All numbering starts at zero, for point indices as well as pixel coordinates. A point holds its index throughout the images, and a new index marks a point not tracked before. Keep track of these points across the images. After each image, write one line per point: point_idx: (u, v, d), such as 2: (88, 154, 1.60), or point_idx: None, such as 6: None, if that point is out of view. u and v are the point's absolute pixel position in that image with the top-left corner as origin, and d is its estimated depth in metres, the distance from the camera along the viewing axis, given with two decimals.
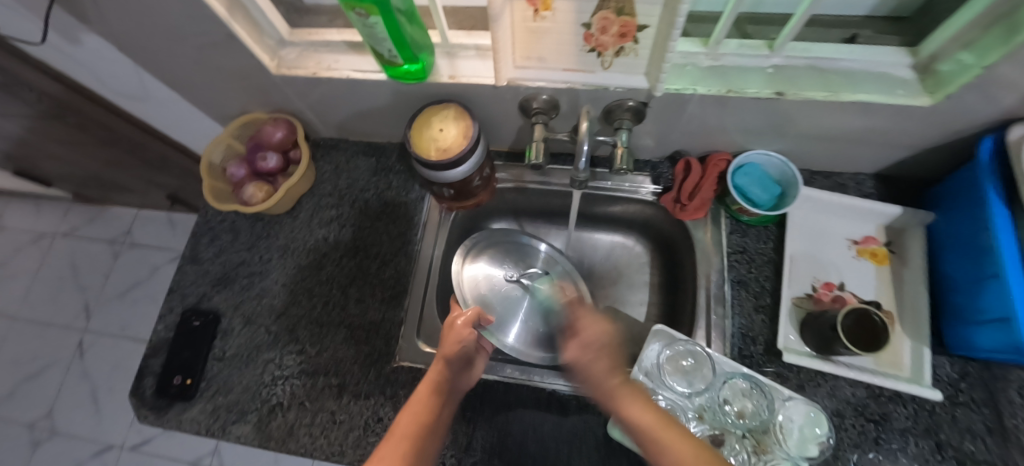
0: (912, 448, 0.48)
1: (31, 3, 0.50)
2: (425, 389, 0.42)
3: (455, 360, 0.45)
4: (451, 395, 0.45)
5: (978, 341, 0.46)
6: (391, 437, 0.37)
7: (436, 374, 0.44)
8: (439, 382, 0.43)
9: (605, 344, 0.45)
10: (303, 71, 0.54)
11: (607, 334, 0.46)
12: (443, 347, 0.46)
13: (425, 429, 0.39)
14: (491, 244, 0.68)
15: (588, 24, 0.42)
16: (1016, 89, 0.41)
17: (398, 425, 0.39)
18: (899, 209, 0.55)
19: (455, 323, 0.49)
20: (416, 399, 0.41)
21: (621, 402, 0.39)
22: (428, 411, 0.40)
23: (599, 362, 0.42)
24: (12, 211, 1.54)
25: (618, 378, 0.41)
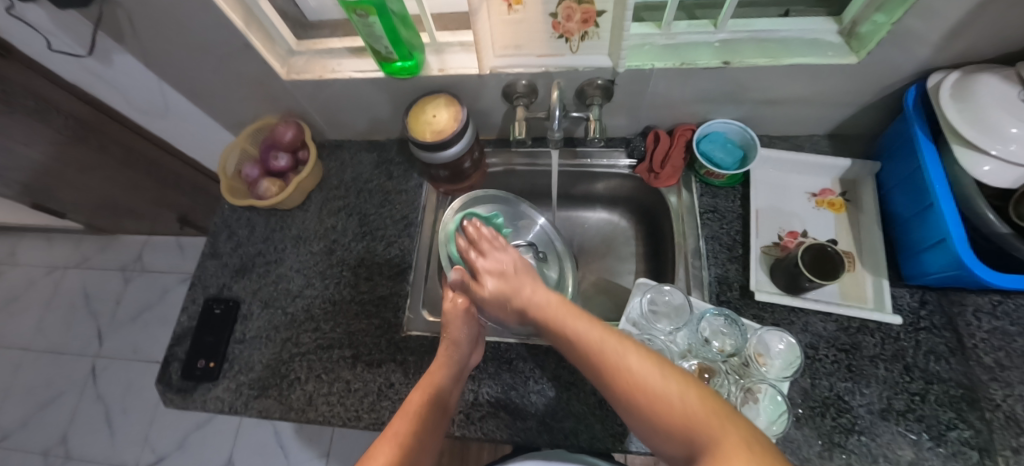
0: (882, 372, 0.51)
1: (75, 28, 0.58)
2: (436, 369, 0.47)
3: (465, 341, 0.50)
4: (461, 374, 0.50)
5: (926, 266, 0.51)
6: (403, 413, 0.41)
7: (447, 356, 0.48)
8: (449, 364, 0.48)
9: (514, 269, 0.54)
10: (311, 75, 0.61)
11: (511, 259, 0.55)
12: (453, 331, 0.50)
13: (433, 406, 0.43)
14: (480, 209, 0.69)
15: (555, 13, 0.50)
16: (923, 41, 0.48)
17: (409, 402, 0.43)
18: (848, 161, 0.63)
19: (455, 306, 0.53)
20: (427, 380, 0.45)
21: (545, 311, 0.45)
22: (438, 387, 0.45)
23: (510, 283, 0.52)
24: (25, 246, 1.60)
25: (532, 290, 0.49)
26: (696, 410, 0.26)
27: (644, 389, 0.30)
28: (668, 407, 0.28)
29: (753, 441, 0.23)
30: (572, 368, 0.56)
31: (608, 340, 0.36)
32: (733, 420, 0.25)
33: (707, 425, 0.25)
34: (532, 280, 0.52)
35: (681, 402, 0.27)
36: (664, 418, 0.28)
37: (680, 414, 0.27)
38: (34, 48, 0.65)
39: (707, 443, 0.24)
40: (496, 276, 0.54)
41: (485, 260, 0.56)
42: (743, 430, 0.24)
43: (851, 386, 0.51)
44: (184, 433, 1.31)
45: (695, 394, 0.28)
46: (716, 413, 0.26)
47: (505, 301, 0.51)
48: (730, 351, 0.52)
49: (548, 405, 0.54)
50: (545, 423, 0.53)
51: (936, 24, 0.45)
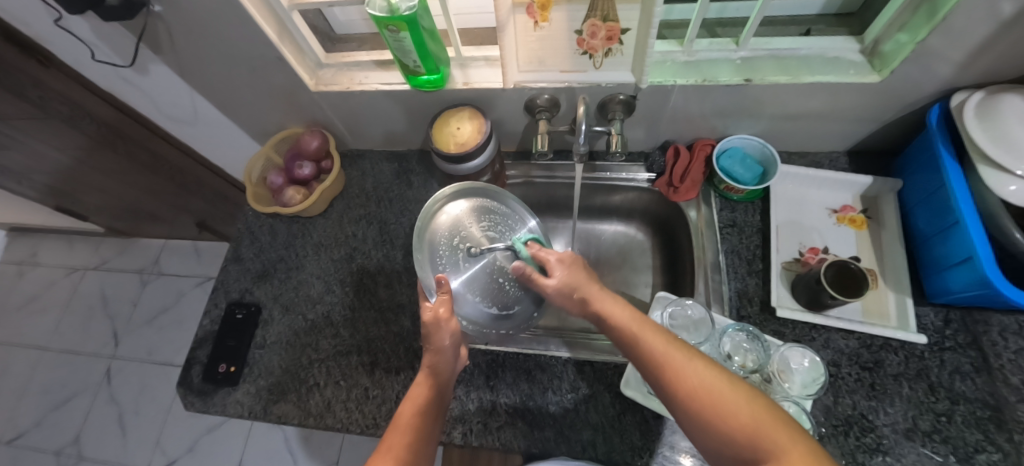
0: (907, 391, 0.50)
1: (117, 39, 0.61)
2: (423, 380, 0.46)
3: (450, 347, 0.46)
4: (448, 381, 0.48)
5: (952, 285, 0.51)
6: (396, 426, 0.41)
7: (430, 365, 0.47)
8: (437, 375, 0.46)
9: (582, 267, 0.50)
10: (338, 86, 0.63)
11: (575, 261, 0.50)
12: (436, 339, 0.45)
13: (424, 419, 0.42)
14: (463, 204, 0.54)
15: (580, 30, 0.51)
16: (946, 60, 0.48)
17: (400, 415, 0.42)
18: (869, 178, 0.63)
19: (439, 316, 0.46)
20: (418, 390, 0.45)
21: (604, 310, 0.44)
22: (427, 399, 0.44)
23: (580, 276, 0.48)
24: (46, 248, 1.63)
25: (594, 288, 0.47)
26: (761, 419, 0.27)
27: (712, 399, 0.30)
28: (731, 416, 0.28)
29: (819, 455, 0.25)
30: (591, 380, 0.56)
31: (671, 349, 0.36)
32: (800, 435, 0.26)
33: (775, 439, 0.26)
34: (591, 278, 0.49)
35: (747, 411, 0.28)
36: (731, 430, 0.28)
37: (749, 426, 0.27)
38: (75, 57, 0.68)
39: (773, 452, 0.25)
40: (563, 268, 0.49)
41: (546, 259, 0.50)
42: (810, 445, 0.25)
43: (875, 404, 0.50)
44: (195, 437, 1.32)
45: (758, 404, 0.29)
46: (782, 425, 0.27)
47: (568, 292, 0.47)
48: (751, 367, 0.51)
49: (567, 417, 0.54)
50: (564, 434, 0.52)
51: (960, 44, 0.45)
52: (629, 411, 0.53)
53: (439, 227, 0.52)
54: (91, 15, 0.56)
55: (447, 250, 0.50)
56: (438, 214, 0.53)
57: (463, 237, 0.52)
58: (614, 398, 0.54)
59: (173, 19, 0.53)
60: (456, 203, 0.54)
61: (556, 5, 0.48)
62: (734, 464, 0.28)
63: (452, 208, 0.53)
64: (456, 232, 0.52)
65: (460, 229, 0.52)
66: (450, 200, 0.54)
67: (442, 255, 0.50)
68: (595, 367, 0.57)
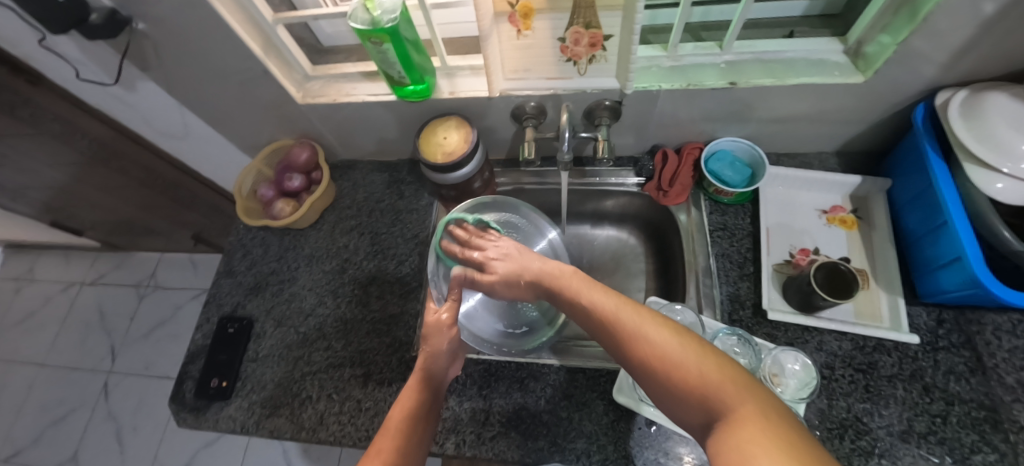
0: (901, 393, 0.50)
1: (104, 57, 0.61)
2: (414, 384, 0.45)
3: (446, 352, 0.48)
4: (439, 389, 0.47)
5: (943, 284, 0.51)
6: (386, 431, 0.40)
7: (423, 369, 0.46)
8: (427, 378, 0.46)
9: (519, 250, 0.53)
10: (325, 99, 0.63)
11: (512, 245, 0.54)
12: (433, 342, 0.48)
13: (414, 423, 0.41)
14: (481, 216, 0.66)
15: (563, 37, 0.51)
16: (930, 60, 0.48)
17: (390, 421, 0.41)
18: (859, 178, 0.63)
19: (440, 321, 0.49)
20: (407, 395, 0.44)
21: (561, 284, 0.45)
22: (418, 405, 0.43)
23: (517, 261, 0.51)
24: (43, 264, 1.64)
25: (543, 263, 0.49)
26: (709, 373, 0.27)
27: (662, 357, 0.30)
28: (685, 377, 0.28)
29: (768, 410, 0.24)
30: (584, 388, 0.56)
31: (624, 310, 0.37)
32: (749, 387, 0.26)
33: (722, 392, 0.26)
34: (538, 257, 0.51)
35: (700, 370, 0.28)
36: (683, 387, 0.28)
37: (698, 382, 0.27)
38: (63, 75, 0.68)
39: (720, 406, 0.25)
40: (502, 258, 0.52)
41: (484, 250, 0.54)
42: (761, 400, 0.25)
43: (869, 407, 0.50)
44: (194, 450, 1.32)
45: (712, 363, 0.28)
46: (734, 381, 0.26)
47: (514, 279, 0.51)
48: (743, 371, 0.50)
49: (560, 426, 0.53)
50: (557, 444, 0.52)
51: (943, 43, 0.45)
52: (622, 419, 0.53)
53: None
54: (78, 34, 0.57)
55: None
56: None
57: None
58: (607, 405, 0.54)
59: (159, 36, 0.53)
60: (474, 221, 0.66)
61: (539, 14, 0.48)
62: (693, 420, 0.28)
63: None
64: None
65: None
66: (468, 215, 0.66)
67: None
68: (588, 374, 0.56)
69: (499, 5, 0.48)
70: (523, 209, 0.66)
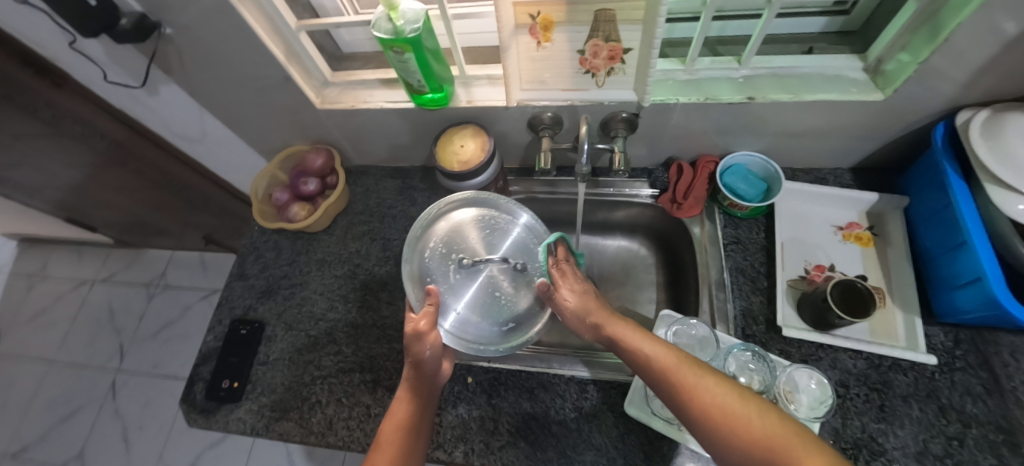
0: (918, 413, 0.49)
1: (129, 62, 0.62)
2: (404, 395, 0.47)
3: (430, 358, 0.47)
4: (433, 394, 0.48)
5: (961, 304, 0.50)
6: (379, 446, 0.42)
7: (411, 379, 0.47)
8: (415, 386, 0.47)
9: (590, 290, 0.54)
10: (343, 105, 0.64)
11: (586, 287, 0.54)
12: (415, 352, 0.46)
13: (408, 434, 0.43)
14: (456, 213, 0.56)
15: (582, 50, 0.52)
16: (949, 79, 0.48)
17: (383, 434, 0.43)
18: (875, 195, 0.63)
19: (419, 329, 0.46)
20: (398, 406, 0.46)
21: (621, 337, 0.46)
22: (408, 415, 0.45)
23: (590, 299, 0.52)
24: (56, 260, 1.66)
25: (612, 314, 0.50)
26: (773, 430, 0.31)
27: (726, 414, 0.33)
28: (752, 431, 0.31)
29: (834, 459, 0.28)
30: (595, 399, 0.55)
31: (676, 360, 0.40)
32: (812, 444, 0.30)
33: (793, 451, 0.29)
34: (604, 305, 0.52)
35: (765, 425, 0.31)
36: (750, 444, 0.31)
37: (764, 439, 0.30)
38: (88, 78, 0.70)
39: (790, 461, 0.29)
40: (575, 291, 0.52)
41: (565, 281, 0.53)
42: (826, 453, 0.28)
43: (884, 427, 0.49)
44: (198, 450, 1.32)
45: (772, 418, 0.32)
46: (798, 437, 0.30)
47: (580, 318, 0.51)
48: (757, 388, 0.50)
49: (570, 438, 0.53)
50: (566, 456, 0.52)
51: (964, 64, 0.45)
52: (632, 432, 0.52)
53: (438, 235, 0.55)
54: (105, 39, 0.58)
55: (439, 262, 0.53)
56: (438, 218, 0.56)
57: (455, 245, 0.54)
58: (618, 418, 0.54)
59: (184, 41, 0.54)
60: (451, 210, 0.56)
61: (558, 26, 0.49)
62: None
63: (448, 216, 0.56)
64: (450, 244, 0.54)
65: (455, 236, 0.55)
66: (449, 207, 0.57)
67: (431, 265, 0.53)
68: (599, 386, 0.56)
69: (520, 18, 0.48)
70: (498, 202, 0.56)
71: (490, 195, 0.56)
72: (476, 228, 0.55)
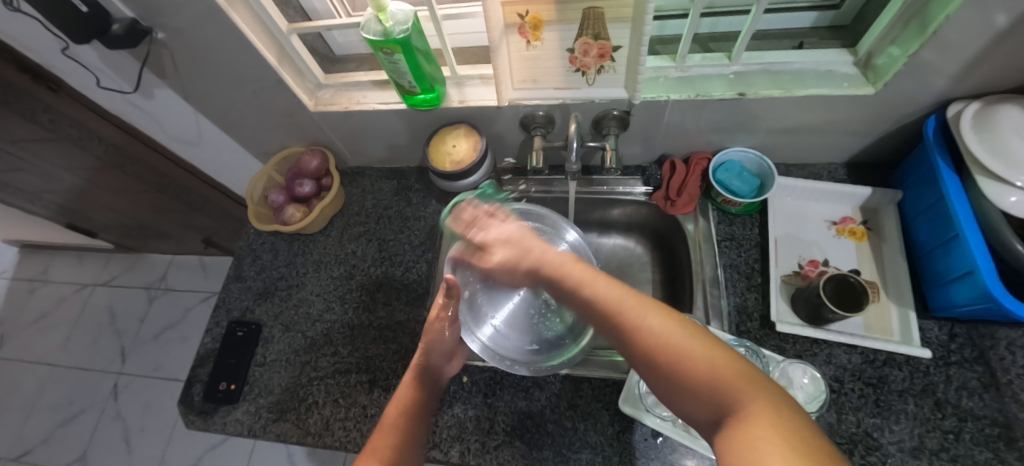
0: (912, 408, 0.49)
1: (123, 66, 0.63)
2: (408, 382, 0.49)
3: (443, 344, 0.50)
4: (434, 385, 0.51)
5: (955, 298, 0.50)
6: (381, 427, 0.45)
7: (417, 366, 0.50)
8: (420, 376, 0.50)
9: (521, 231, 0.49)
10: (337, 107, 0.64)
11: (512, 226, 0.50)
12: (427, 340, 0.50)
13: (408, 419, 0.46)
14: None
15: (572, 48, 0.52)
16: (940, 73, 0.48)
17: (386, 417, 0.46)
18: (868, 189, 0.62)
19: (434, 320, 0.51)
20: (402, 392, 0.48)
21: (562, 273, 0.41)
22: (411, 401, 0.47)
23: (517, 245, 0.47)
24: (57, 265, 1.67)
25: (548, 252, 0.44)
26: (719, 370, 0.27)
27: (677, 355, 0.29)
28: (696, 371, 0.27)
29: (781, 406, 0.23)
30: (590, 398, 0.55)
31: (627, 299, 0.35)
32: (760, 384, 0.25)
33: (736, 390, 0.25)
34: (539, 244, 0.46)
35: (713, 364, 0.27)
36: (698, 385, 0.27)
37: (711, 379, 0.26)
38: (84, 83, 0.70)
39: (738, 403, 0.24)
40: (501, 237, 0.49)
41: (486, 233, 0.50)
42: (771, 395, 0.24)
43: (879, 422, 0.49)
44: (200, 453, 1.32)
45: (720, 355, 0.28)
46: (747, 377, 0.26)
47: (514, 267, 0.46)
48: None
49: (565, 436, 0.53)
50: (561, 454, 0.52)
51: (953, 57, 0.45)
52: (627, 430, 0.53)
53: None
54: (99, 44, 0.59)
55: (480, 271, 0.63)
56: None
57: None
58: (613, 416, 0.54)
59: (177, 45, 0.54)
60: None
61: (548, 25, 0.49)
62: (707, 420, 0.27)
63: None
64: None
65: None
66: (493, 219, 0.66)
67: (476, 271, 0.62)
68: (594, 384, 0.56)
69: (509, 17, 0.49)
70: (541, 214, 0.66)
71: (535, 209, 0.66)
72: None
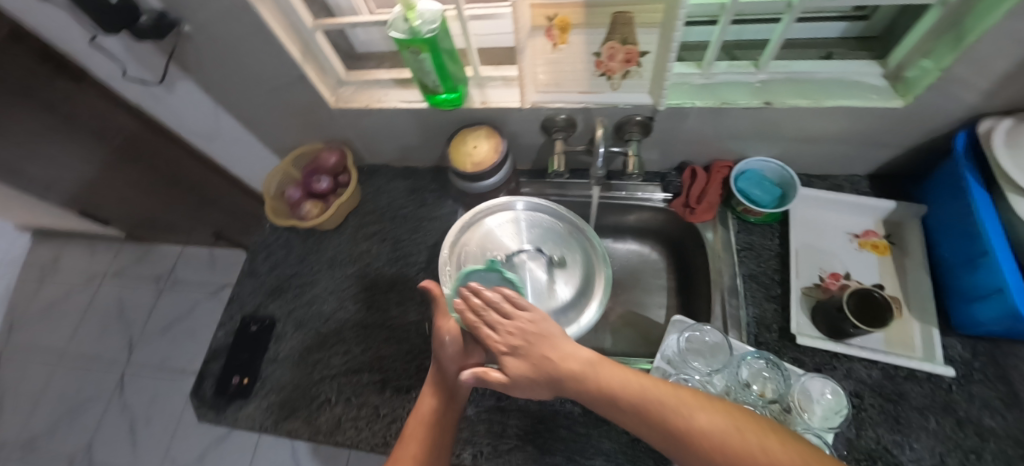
0: (933, 426, 0.48)
1: (147, 59, 0.63)
2: (428, 392, 0.49)
3: (451, 354, 0.50)
4: (456, 395, 0.49)
5: (980, 317, 0.49)
6: (405, 436, 0.46)
7: (434, 376, 0.50)
8: (438, 384, 0.49)
9: (528, 326, 0.48)
10: (357, 104, 0.64)
11: (525, 321, 0.48)
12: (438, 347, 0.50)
13: (432, 429, 0.46)
14: (488, 221, 0.65)
15: (598, 52, 0.51)
16: (973, 87, 0.47)
17: (410, 425, 0.47)
18: (892, 203, 0.62)
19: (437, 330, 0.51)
20: (424, 402, 0.49)
21: (595, 371, 0.41)
22: (432, 411, 0.47)
23: (530, 350, 0.46)
24: (68, 254, 1.68)
25: (556, 352, 0.44)
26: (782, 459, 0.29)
27: (733, 451, 0.30)
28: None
29: None
30: None
31: (658, 391, 0.37)
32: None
33: None
34: (550, 343, 0.45)
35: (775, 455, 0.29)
36: None
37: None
38: (107, 74, 0.71)
39: None
40: (511, 338, 0.47)
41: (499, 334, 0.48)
42: None
43: (899, 439, 0.48)
44: (205, 445, 1.32)
45: (779, 445, 0.30)
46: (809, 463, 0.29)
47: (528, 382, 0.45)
48: (770, 397, 0.50)
49: (578, 442, 0.53)
50: (574, 460, 0.51)
51: (988, 71, 0.44)
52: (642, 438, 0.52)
53: (469, 242, 0.63)
54: (124, 36, 0.59)
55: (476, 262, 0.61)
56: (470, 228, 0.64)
57: (490, 248, 0.62)
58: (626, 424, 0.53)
59: (202, 39, 0.54)
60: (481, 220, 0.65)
61: (575, 28, 0.49)
62: None
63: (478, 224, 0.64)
64: (486, 247, 0.62)
65: (487, 241, 0.63)
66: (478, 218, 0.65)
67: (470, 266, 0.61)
68: None
69: (536, 20, 0.48)
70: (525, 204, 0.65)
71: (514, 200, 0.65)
72: (504, 233, 0.64)
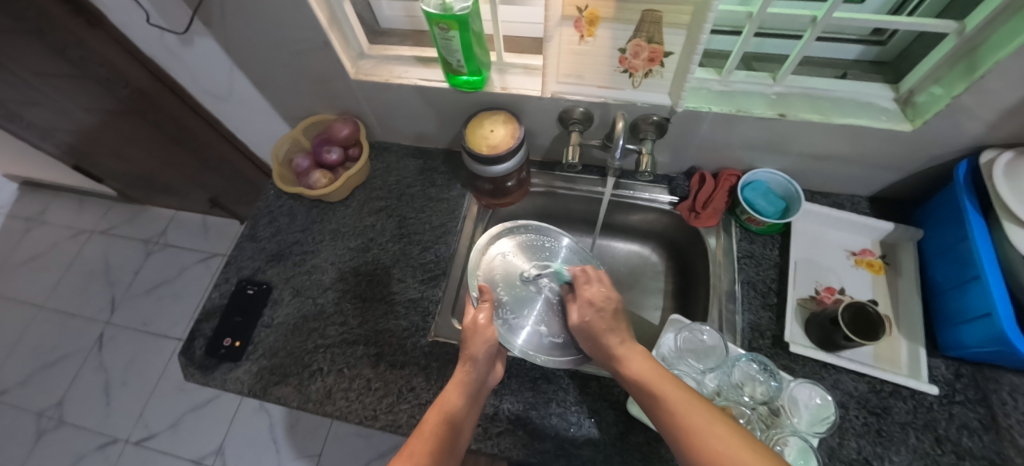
0: (914, 441, 0.50)
1: (171, 10, 0.62)
2: (454, 387, 0.47)
3: (483, 358, 0.49)
4: (479, 394, 0.49)
5: (966, 339, 0.51)
6: (421, 432, 0.42)
7: (465, 374, 0.48)
8: (467, 382, 0.47)
9: (611, 306, 0.53)
10: (377, 78, 0.64)
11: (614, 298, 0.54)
12: (471, 346, 0.49)
13: (448, 430, 0.42)
14: (526, 238, 0.62)
15: (623, 49, 0.52)
16: (979, 118, 0.49)
17: (427, 422, 0.43)
18: (891, 225, 0.63)
19: (478, 323, 0.51)
20: (447, 398, 0.46)
21: (646, 379, 0.44)
22: (456, 408, 0.45)
23: (600, 322, 0.51)
24: (56, 207, 1.64)
25: (619, 337, 0.50)
26: None
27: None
28: None
29: None
30: (597, 394, 0.56)
31: (696, 410, 0.38)
32: None
33: None
34: (619, 324, 0.52)
35: None
36: None
37: None
38: (126, 21, 0.70)
39: None
40: (597, 292, 0.54)
41: (590, 286, 0.55)
42: None
43: (881, 451, 0.50)
44: (180, 413, 1.30)
45: None
46: None
47: (590, 341, 0.51)
48: (759, 398, 0.52)
49: (568, 432, 0.53)
50: (564, 448, 0.52)
51: (995, 104, 0.46)
52: (631, 431, 0.53)
53: (490, 263, 0.59)
54: None
55: (502, 275, 0.58)
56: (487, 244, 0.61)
57: (512, 268, 0.59)
58: (619, 416, 0.54)
59: None
60: (507, 235, 0.62)
61: (603, 22, 0.49)
62: None
63: (501, 242, 0.61)
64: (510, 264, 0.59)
65: (506, 265, 0.59)
66: (497, 238, 0.62)
67: (496, 280, 0.58)
68: (603, 383, 0.56)
69: (567, 10, 0.48)
70: (549, 231, 0.63)
71: (536, 224, 0.63)
72: (529, 253, 0.61)
